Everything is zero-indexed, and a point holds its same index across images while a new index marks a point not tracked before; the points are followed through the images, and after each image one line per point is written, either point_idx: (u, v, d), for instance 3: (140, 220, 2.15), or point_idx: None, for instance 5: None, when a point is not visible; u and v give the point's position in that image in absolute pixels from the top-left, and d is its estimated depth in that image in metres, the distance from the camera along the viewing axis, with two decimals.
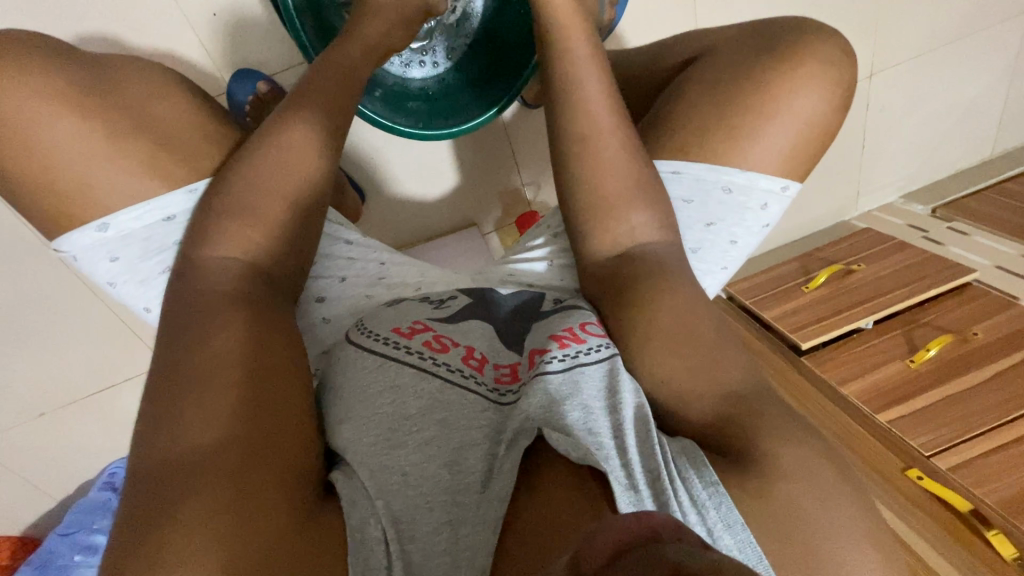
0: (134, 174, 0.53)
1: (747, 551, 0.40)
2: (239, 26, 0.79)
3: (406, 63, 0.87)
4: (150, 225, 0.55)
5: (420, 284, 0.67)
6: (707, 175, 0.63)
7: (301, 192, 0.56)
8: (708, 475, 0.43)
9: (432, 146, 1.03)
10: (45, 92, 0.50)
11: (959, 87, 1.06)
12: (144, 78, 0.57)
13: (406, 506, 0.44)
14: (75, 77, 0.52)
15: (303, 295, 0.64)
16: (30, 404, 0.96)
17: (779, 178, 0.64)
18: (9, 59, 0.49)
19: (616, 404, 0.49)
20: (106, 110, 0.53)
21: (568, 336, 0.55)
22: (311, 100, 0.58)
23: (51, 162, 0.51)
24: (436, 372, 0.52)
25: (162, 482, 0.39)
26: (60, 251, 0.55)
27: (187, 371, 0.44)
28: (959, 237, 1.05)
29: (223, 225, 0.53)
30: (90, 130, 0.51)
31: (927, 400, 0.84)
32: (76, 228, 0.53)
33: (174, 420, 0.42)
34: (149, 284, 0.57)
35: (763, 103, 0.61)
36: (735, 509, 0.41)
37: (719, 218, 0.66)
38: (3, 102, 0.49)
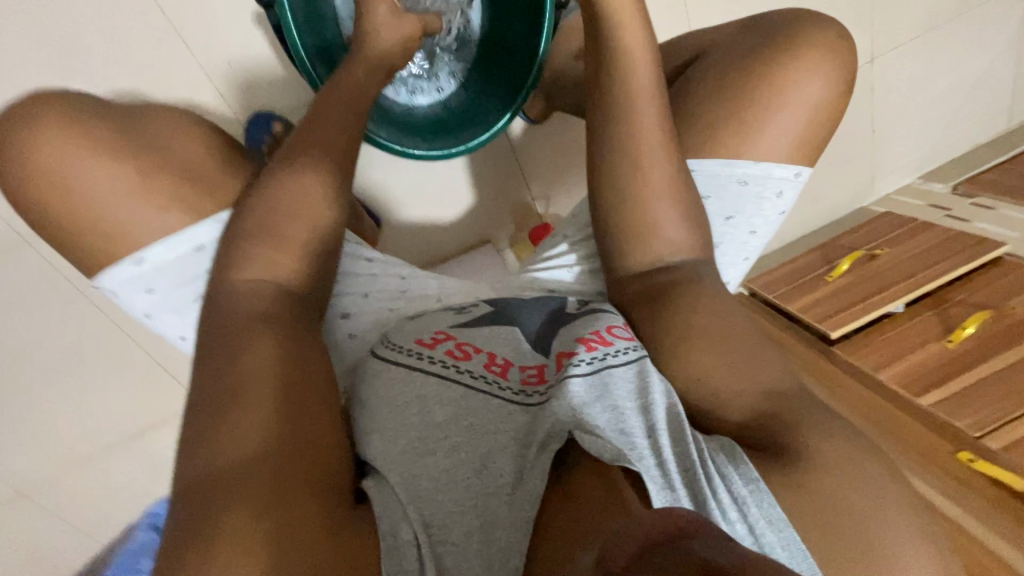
0: (164, 212, 0.57)
1: (792, 549, 0.39)
2: (252, 72, 0.84)
3: (412, 90, 0.90)
4: (181, 254, 0.57)
5: (440, 296, 0.68)
6: (720, 169, 0.63)
7: (319, 215, 0.58)
8: (748, 471, 0.42)
9: (446, 169, 1.07)
10: (84, 143, 0.54)
11: (966, 63, 1.04)
12: (173, 124, 0.61)
13: (437, 512, 0.44)
14: (110, 125, 0.56)
15: (328, 313, 0.66)
16: (75, 450, 1.00)
17: (792, 165, 0.64)
18: (51, 117, 0.54)
19: (648, 405, 0.48)
20: (138, 152, 0.57)
21: (595, 339, 0.55)
22: (324, 128, 0.61)
23: (89, 203, 0.54)
24: (459, 380, 0.53)
25: (204, 492, 0.40)
26: (99, 286, 0.58)
27: (221, 388, 0.46)
28: (984, 212, 1.00)
29: (248, 252, 0.55)
30: (122, 174, 0.55)
31: (970, 380, 0.80)
32: (115, 263, 0.56)
33: (209, 436, 0.43)
34: (183, 312, 0.59)
35: (763, 92, 0.62)
36: (777, 506, 0.40)
37: (736, 210, 0.65)
38: (47, 156, 0.53)
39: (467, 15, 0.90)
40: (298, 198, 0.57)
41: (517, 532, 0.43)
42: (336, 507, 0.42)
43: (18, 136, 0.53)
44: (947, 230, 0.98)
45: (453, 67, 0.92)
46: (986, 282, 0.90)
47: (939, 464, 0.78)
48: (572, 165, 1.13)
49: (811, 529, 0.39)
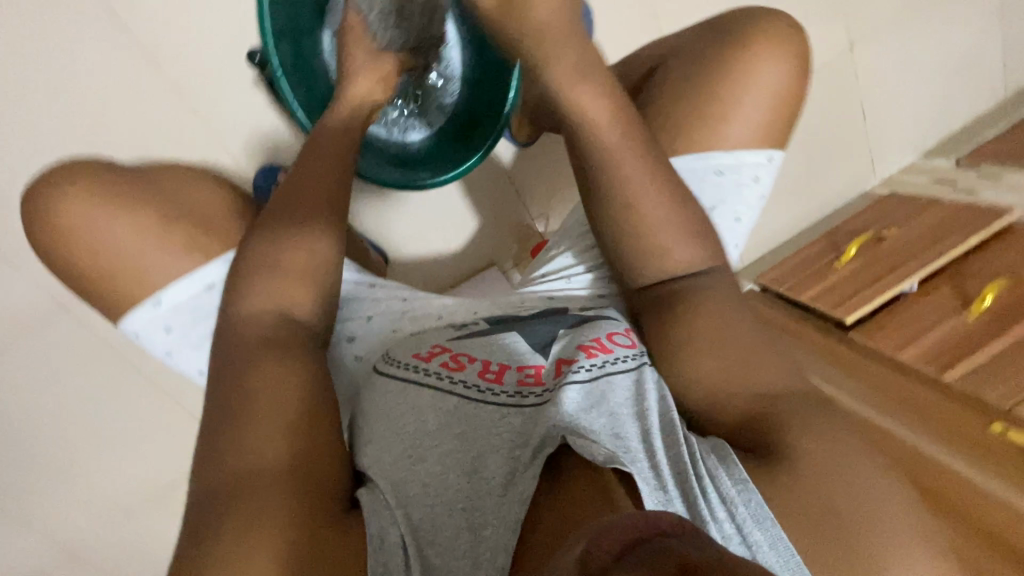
0: (177, 256, 0.62)
1: (779, 546, 0.40)
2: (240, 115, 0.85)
3: (405, 129, 0.94)
4: (194, 293, 0.62)
5: (441, 314, 0.69)
6: (696, 163, 0.63)
7: (315, 245, 0.62)
8: (737, 473, 0.43)
9: (446, 198, 1.11)
10: (108, 202, 0.61)
11: (951, 36, 1.04)
12: (185, 179, 0.68)
13: (426, 515, 0.45)
14: (130, 184, 0.63)
15: (334, 338, 0.68)
16: (55, 546, 0.91)
17: (762, 149, 0.65)
18: (82, 182, 0.61)
19: (642, 411, 0.49)
20: (153, 205, 0.63)
21: (595, 346, 0.55)
22: (315, 166, 0.66)
23: (115, 255, 0.61)
24: (453, 390, 0.53)
25: (217, 502, 0.44)
26: (124, 330, 0.63)
27: (230, 409, 0.50)
28: (989, 182, 0.97)
29: (253, 285, 0.60)
30: (141, 226, 0.61)
31: (995, 350, 0.76)
32: (137, 307, 0.62)
33: (220, 452, 0.47)
34: (199, 348, 0.63)
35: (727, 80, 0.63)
36: (765, 505, 0.42)
37: (719, 200, 0.64)
38: (78, 217, 0.60)
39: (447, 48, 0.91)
40: (298, 232, 0.62)
41: (506, 531, 0.44)
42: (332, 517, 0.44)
43: (53, 202, 0.60)
44: (955, 203, 0.95)
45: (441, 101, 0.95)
46: (1004, 249, 0.87)
47: (968, 436, 0.73)
48: (567, 183, 1.16)
49: (797, 526, 0.41)
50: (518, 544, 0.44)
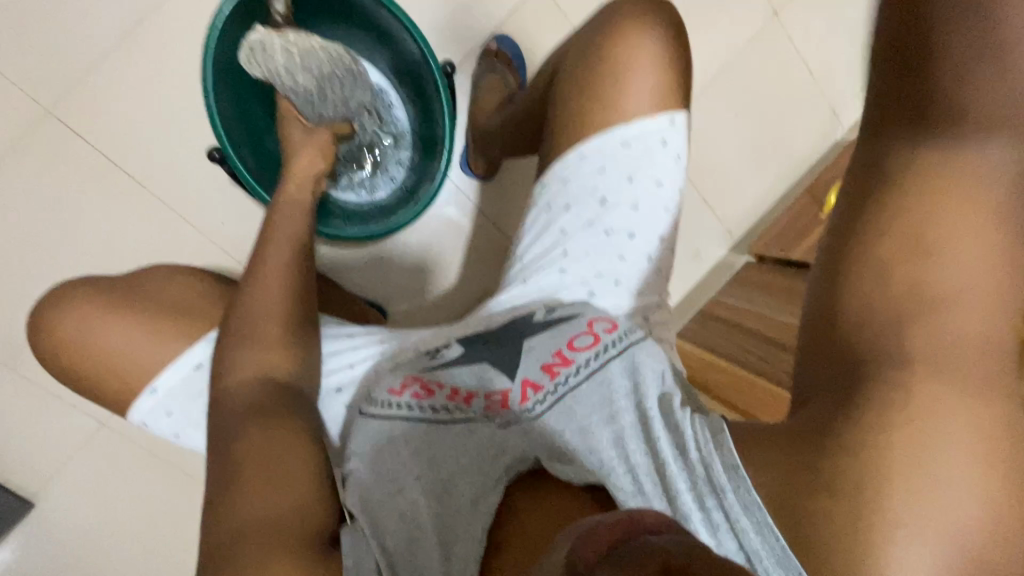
0: (165, 344, 0.66)
1: (766, 533, 0.38)
2: (213, 204, 0.92)
3: (370, 188, 0.95)
4: (185, 375, 0.65)
5: (416, 343, 0.64)
6: (603, 143, 0.61)
7: (286, 304, 0.66)
8: (729, 458, 0.41)
9: (433, 235, 1.03)
10: (100, 309, 0.66)
11: None
12: (169, 273, 0.73)
13: (400, 541, 0.46)
14: (118, 289, 0.69)
15: (320, 390, 0.66)
16: None
17: (662, 113, 0.62)
18: (77, 296, 0.68)
19: (613, 414, 0.47)
20: (139, 303, 0.68)
21: (557, 362, 0.52)
22: (277, 233, 0.70)
23: (113, 354, 0.65)
24: (424, 418, 0.52)
25: (213, 564, 0.46)
26: (131, 421, 0.67)
27: (224, 474, 0.53)
28: None
29: (229, 355, 0.62)
30: (129, 324, 0.66)
31: None
32: (137, 398, 0.66)
33: (218, 515, 0.50)
34: (200, 424, 0.66)
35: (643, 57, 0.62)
36: (754, 490, 0.39)
37: (635, 169, 0.61)
38: (79, 328, 0.66)
39: (391, 107, 0.95)
40: (267, 295, 0.66)
41: (473, 543, 0.45)
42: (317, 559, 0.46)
43: (57, 319, 0.67)
44: None
45: (399, 154, 0.97)
46: None
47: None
48: None
49: (796, 500, 0.37)
50: (487, 557, 0.45)
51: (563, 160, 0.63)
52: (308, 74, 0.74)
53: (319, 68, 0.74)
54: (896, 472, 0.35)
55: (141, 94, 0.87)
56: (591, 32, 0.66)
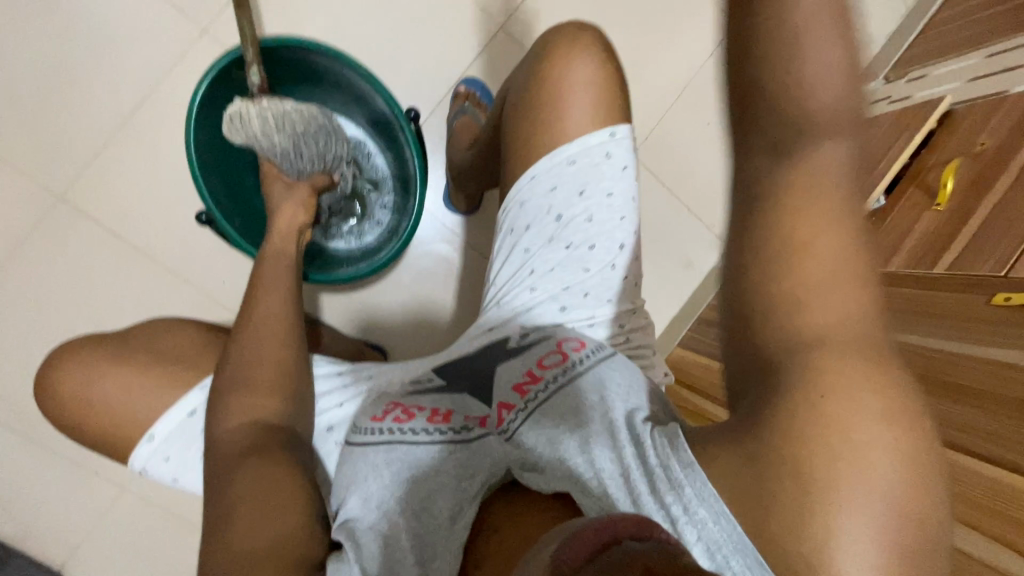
0: (159, 393, 0.67)
1: (722, 523, 0.36)
2: (210, 260, 0.97)
3: (358, 233, 1.00)
4: (181, 422, 0.67)
5: (403, 377, 0.67)
6: (549, 163, 0.63)
7: (272, 349, 0.68)
8: (684, 457, 0.39)
9: (424, 271, 1.06)
10: (100, 361, 0.69)
11: None
12: (166, 323, 0.76)
13: (381, 565, 0.46)
14: (116, 341, 0.71)
15: (314, 431, 0.68)
16: None
17: (601, 128, 0.63)
18: (79, 349, 0.70)
19: (581, 424, 0.47)
20: (135, 353, 0.70)
21: (527, 381, 0.54)
22: (262, 283, 0.73)
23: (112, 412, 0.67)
24: (403, 439, 0.53)
25: None
26: (131, 469, 0.67)
27: (214, 520, 0.54)
28: (917, 83, 0.91)
29: (217, 404, 0.64)
30: (127, 373, 0.68)
31: (971, 233, 0.66)
32: (135, 445, 0.66)
33: (210, 558, 0.51)
34: (195, 468, 0.67)
35: (588, 77, 0.64)
36: (709, 483, 0.37)
37: (584, 183, 0.62)
38: (78, 380, 0.68)
39: (370, 157, 1.01)
40: (252, 342, 0.68)
41: (451, 561, 0.46)
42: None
43: (58, 378, 0.69)
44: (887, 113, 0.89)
45: (384, 200, 1.02)
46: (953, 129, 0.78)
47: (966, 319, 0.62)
48: None
49: (753, 479, 0.35)
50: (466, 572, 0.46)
51: (518, 184, 0.65)
52: (283, 133, 0.77)
53: (290, 126, 0.78)
54: (841, 437, 0.33)
55: (143, 170, 0.94)
56: (535, 59, 0.68)
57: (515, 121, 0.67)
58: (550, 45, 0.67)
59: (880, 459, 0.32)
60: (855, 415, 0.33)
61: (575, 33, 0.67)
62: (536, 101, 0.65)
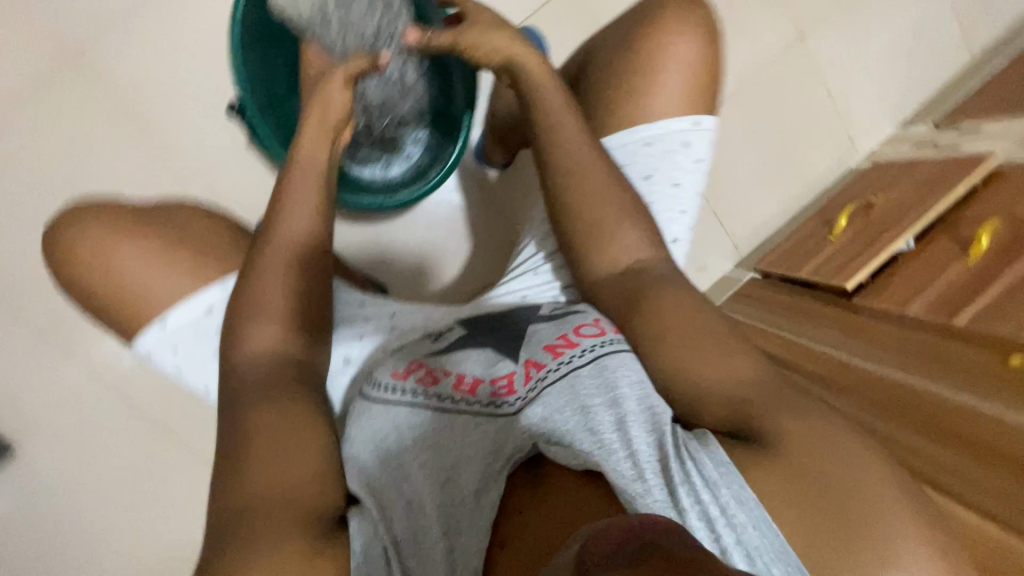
0: (173, 284, 0.62)
1: (763, 528, 0.39)
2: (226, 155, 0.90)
3: (386, 164, 0.93)
4: (196, 316, 0.62)
5: (426, 324, 0.66)
6: (625, 138, 0.61)
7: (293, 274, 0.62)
8: (718, 455, 0.43)
9: (441, 225, 1.03)
10: (114, 228, 0.62)
11: (898, 10, 1.07)
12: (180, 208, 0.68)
13: (407, 531, 0.46)
14: (132, 211, 0.64)
15: (331, 361, 0.67)
16: None
17: (685, 115, 0.61)
18: (92, 210, 0.63)
19: (616, 399, 0.48)
20: (153, 228, 0.64)
21: (561, 344, 0.54)
22: None
23: (120, 309, 0.63)
24: (428, 404, 0.53)
25: (221, 533, 0.45)
26: (135, 350, 0.63)
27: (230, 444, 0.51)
28: (970, 136, 0.93)
29: (232, 321, 0.60)
30: (141, 246, 0.62)
31: (996, 292, 0.68)
32: (147, 328, 0.62)
33: (226, 483, 0.48)
34: (206, 365, 0.63)
35: (684, 61, 0.61)
36: (748, 487, 0.41)
37: (653, 167, 0.61)
38: (86, 242, 0.62)
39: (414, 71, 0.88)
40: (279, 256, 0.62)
41: (476, 536, 0.47)
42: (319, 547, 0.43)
43: (66, 232, 0.62)
44: (935, 161, 0.91)
45: (418, 134, 0.93)
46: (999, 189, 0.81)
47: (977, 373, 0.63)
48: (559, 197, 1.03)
49: (785, 493, 0.40)
50: (489, 554, 0.46)
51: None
52: None
53: None
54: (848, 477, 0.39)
55: (171, 53, 0.86)
56: (633, 24, 0.64)
57: (599, 90, 0.64)
58: (652, 15, 0.63)
59: (880, 491, 0.39)
60: (852, 455, 0.40)
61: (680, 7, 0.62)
62: (627, 71, 0.62)
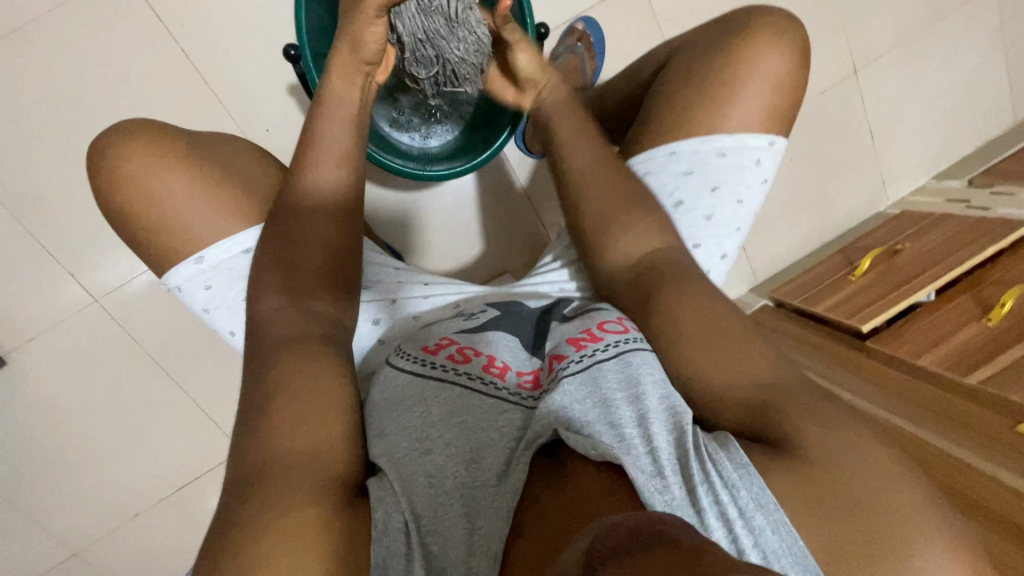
0: (207, 217, 0.60)
1: (782, 532, 0.37)
2: (268, 94, 0.89)
3: (426, 134, 0.88)
4: (234, 256, 0.60)
5: (458, 305, 0.67)
6: (698, 146, 0.60)
7: (328, 216, 0.58)
8: (738, 456, 0.40)
9: (467, 202, 1.01)
10: (155, 150, 0.60)
11: (953, 65, 1.08)
12: (221, 143, 0.66)
13: (427, 503, 0.45)
14: (177, 135, 0.62)
15: (360, 317, 0.65)
16: (66, 541, 0.99)
17: (763, 134, 0.60)
18: (137, 128, 0.61)
19: (638, 395, 0.46)
20: (193, 154, 0.61)
21: (585, 337, 0.53)
22: None
23: (148, 234, 0.60)
24: (457, 381, 0.53)
25: (239, 480, 0.43)
26: (165, 282, 0.62)
27: (251, 391, 0.49)
28: (1004, 199, 0.94)
29: (260, 265, 0.57)
30: (176, 171, 0.60)
31: (1012, 357, 0.71)
32: (181, 261, 0.60)
33: (247, 430, 0.46)
34: (236, 308, 0.61)
35: (765, 75, 0.60)
36: (766, 489, 0.39)
37: (721, 180, 0.61)
38: (125, 157, 0.59)
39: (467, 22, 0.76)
40: (313, 199, 0.58)
41: (497, 520, 0.45)
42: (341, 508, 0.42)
43: (108, 145, 0.60)
44: (967, 219, 0.93)
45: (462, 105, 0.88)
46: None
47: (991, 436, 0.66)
48: None
49: (808, 498, 0.38)
50: (511, 543, 0.44)
51: (653, 152, 0.62)
52: None
53: None
54: (885, 501, 0.37)
55: None
56: (716, 33, 0.63)
57: (671, 92, 0.63)
58: (739, 26, 0.62)
59: (920, 517, 0.36)
60: (889, 472, 0.38)
61: (767, 21, 0.61)
62: (704, 79, 0.61)
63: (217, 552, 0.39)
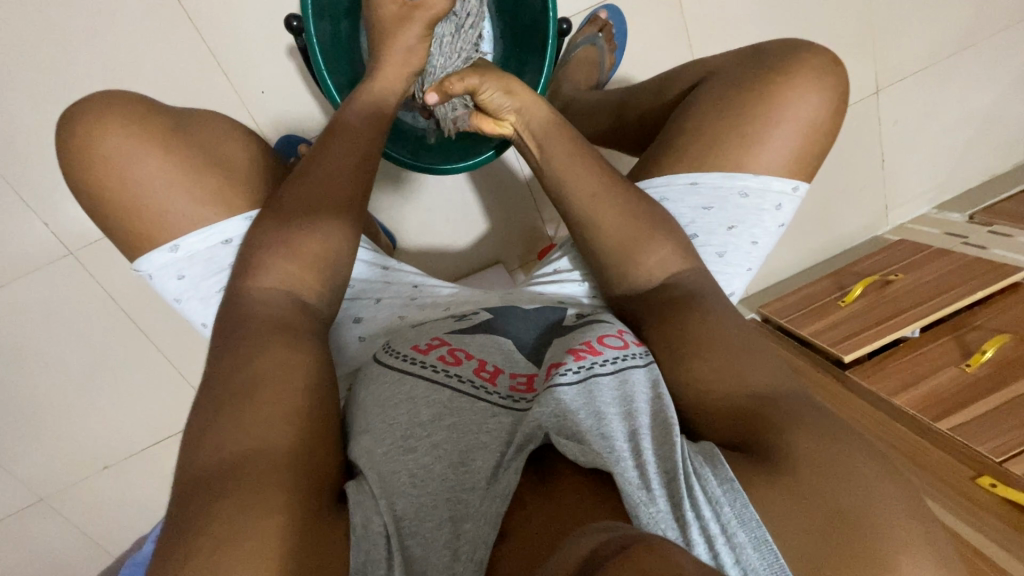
0: (191, 195, 0.57)
1: (763, 550, 0.35)
2: (264, 55, 0.84)
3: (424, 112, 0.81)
4: (213, 247, 0.58)
5: (448, 305, 0.65)
6: (721, 182, 0.58)
7: (323, 203, 0.54)
8: (723, 471, 0.38)
9: (461, 189, 0.98)
10: (133, 123, 0.56)
11: (973, 96, 1.06)
12: (210, 118, 0.62)
13: (411, 506, 0.43)
14: (160, 108, 0.59)
15: (339, 316, 0.64)
16: (32, 489, 0.98)
17: (789, 178, 0.59)
18: (113, 100, 0.57)
19: (631, 411, 0.45)
20: (179, 129, 0.58)
21: (584, 349, 0.50)
22: None
23: (121, 205, 0.57)
24: (446, 382, 0.51)
25: (200, 483, 0.40)
26: (136, 269, 0.59)
27: (216, 384, 0.46)
28: (1002, 240, 0.96)
29: (245, 249, 0.54)
30: (158, 144, 0.57)
31: (983, 407, 0.75)
32: (153, 249, 0.58)
33: (207, 430, 0.43)
34: (208, 301, 0.60)
35: (791, 103, 0.58)
36: (750, 505, 0.37)
37: (739, 221, 0.60)
38: (99, 126, 0.56)
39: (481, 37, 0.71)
40: (305, 179, 0.55)
41: (483, 527, 0.43)
42: (318, 517, 0.41)
43: (78, 114, 0.57)
44: (963, 257, 0.93)
45: None
46: (1011, 304, 0.85)
47: (953, 484, 0.72)
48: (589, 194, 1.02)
49: (790, 511, 0.36)
50: (495, 548, 0.42)
51: (671, 179, 0.60)
52: None
53: None
54: (867, 530, 0.35)
55: None
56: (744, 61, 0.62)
57: (697, 111, 0.61)
58: (771, 53, 0.60)
59: (903, 548, 0.34)
60: (875, 500, 0.36)
61: (801, 47, 0.60)
62: (726, 102, 0.59)
63: (174, 558, 0.37)
